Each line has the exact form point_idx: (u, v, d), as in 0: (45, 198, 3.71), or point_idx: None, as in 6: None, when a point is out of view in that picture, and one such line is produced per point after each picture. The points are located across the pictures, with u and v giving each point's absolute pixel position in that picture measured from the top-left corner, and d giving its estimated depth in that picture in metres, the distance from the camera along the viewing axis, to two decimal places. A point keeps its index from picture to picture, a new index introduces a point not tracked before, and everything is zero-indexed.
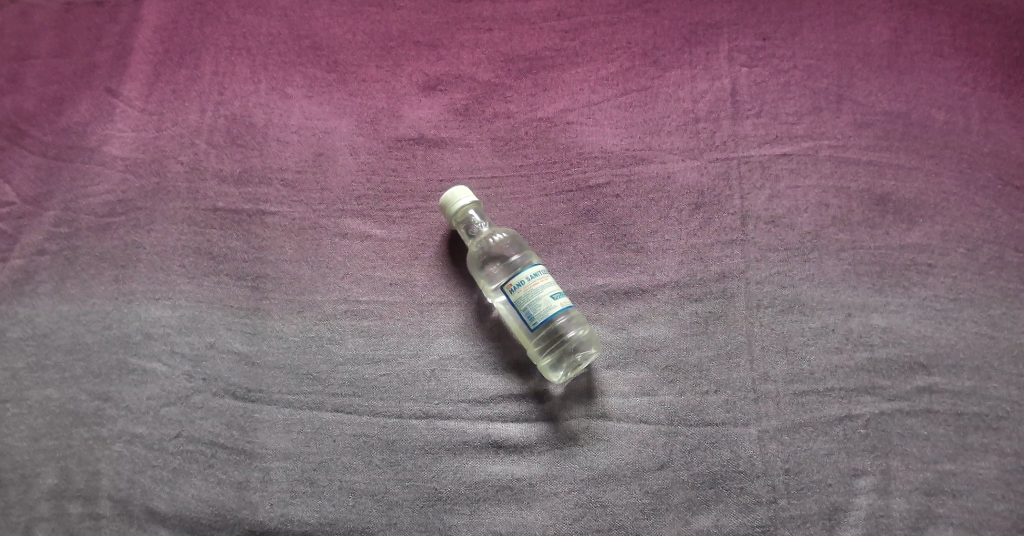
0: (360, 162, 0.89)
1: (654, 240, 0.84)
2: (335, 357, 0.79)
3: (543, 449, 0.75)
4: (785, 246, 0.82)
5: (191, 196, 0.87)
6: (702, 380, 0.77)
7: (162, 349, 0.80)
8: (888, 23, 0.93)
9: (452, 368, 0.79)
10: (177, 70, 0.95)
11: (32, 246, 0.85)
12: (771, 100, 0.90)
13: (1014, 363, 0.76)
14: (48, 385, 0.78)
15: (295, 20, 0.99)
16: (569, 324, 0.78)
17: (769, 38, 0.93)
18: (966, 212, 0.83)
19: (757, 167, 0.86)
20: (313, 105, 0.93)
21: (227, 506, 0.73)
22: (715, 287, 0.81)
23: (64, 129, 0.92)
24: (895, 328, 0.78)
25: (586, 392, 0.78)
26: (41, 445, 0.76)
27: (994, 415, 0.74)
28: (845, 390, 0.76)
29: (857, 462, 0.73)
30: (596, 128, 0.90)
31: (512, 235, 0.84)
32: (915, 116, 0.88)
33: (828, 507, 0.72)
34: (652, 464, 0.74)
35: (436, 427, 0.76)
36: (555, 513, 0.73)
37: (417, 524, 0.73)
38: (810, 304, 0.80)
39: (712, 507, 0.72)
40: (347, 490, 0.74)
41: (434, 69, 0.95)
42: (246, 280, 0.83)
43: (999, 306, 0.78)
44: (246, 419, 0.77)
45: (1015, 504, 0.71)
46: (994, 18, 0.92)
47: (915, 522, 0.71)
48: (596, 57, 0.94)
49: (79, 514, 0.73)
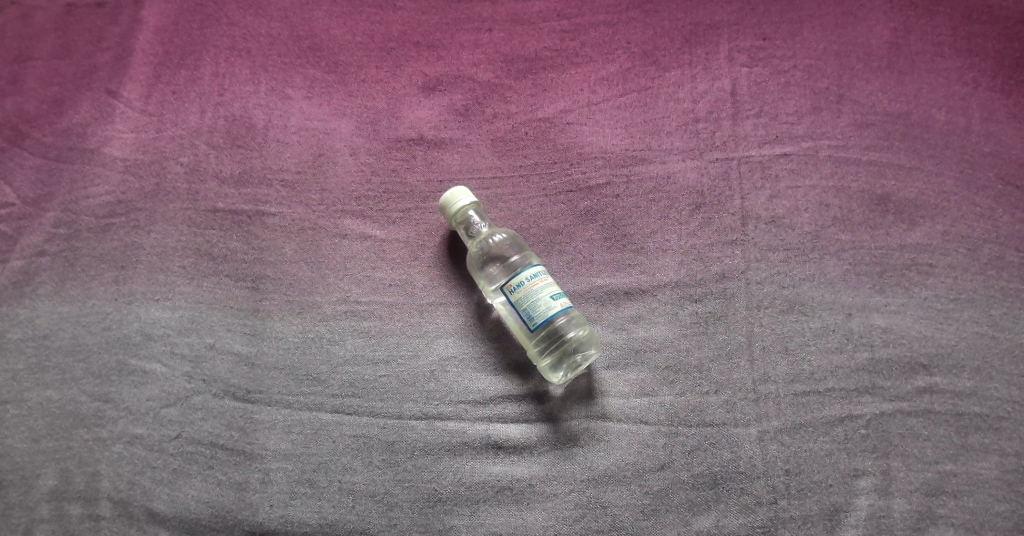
0: (360, 162, 0.89)
1: (654, 240, 0.84)
2: (335, 357, 0.79)
3: (543, 450, 0.75)
4: (786, 246, 0.82)
5: (190, 197, 0.87)
6: (702, 380, 0.77)
7: (162, 350, 0.80)
8: (888, 23, 0.93)
9: (452, 369, 0.79)
10: (177, 71, 0.96)
11: (32, 247, 0.85)
12: (771, 100, 0.90)
13: (1014, 363, 0.76)
14: (48, 387, 0.78)
15: (296, 22, 0.99)
16: (569, 325, 0.78)
17: (769, 38, 0.93)
18: (966, 213, 0.83)
19: (757, 167, 0.86)
20: (313, 105, 0.93)
21: (226, 507, 0.73)
22: (715, 288, 0.81)
23: (64, 131, 0.92)
24: (895, 328, 0.78)
25: (586, 393, 0.78)
26: (41, 446, 0.76)
27: (995, 415, 0.74)
28: (845, 390, 0.76)
29: (857, 463, 0.73)
30: (596, 129, 0.90)
31: (512, 235, 0.84)
32: (916, 116, 0.88)
33: (828, 507, 0.71)
34: (652, 465, 0.74)
35: (436, 428, 0.76)
36: (555, 513, 0.73)
37: (417, 525, 0.73)
38: (810, 304, 0.79)
39: (712, 508, 0.72)
40: (346, 491, 0.74)
41: (434, 70, 0.95)
42: (246, 281, 0.83)
43: (999, 307, 0.78)
44: (246, 420, 0.77)
45: (1015, 505, 0.71)
46: (994, 18, 0.92)
47: (916, 522, 0.71)
48: (596, 57, 0.94)
49: (79, 516, 0.73)
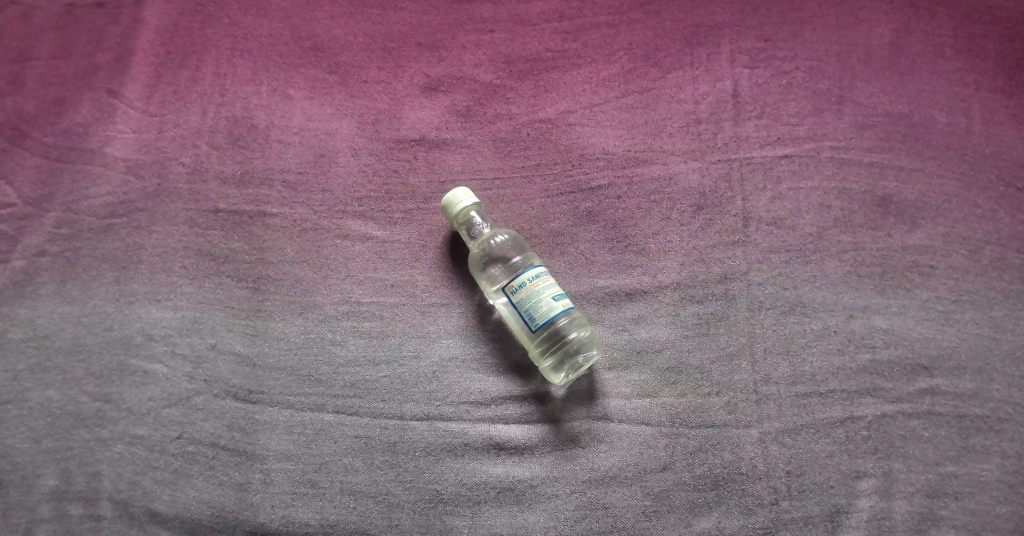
0: (362, 162, 0.89)
1: (655, 241, 0.84)
2: (337, 358, 0.79)
3: (544, 451, 0.75)
4: (787, 247, 0.82)
5: (191, 197, 0.87)
6: (703, 381, 0.77)
7: (163, 350, 0.80)
8: (889, 25, 0.93)
9: (453, 370, 0.79)
10: (178, 71, 0.96)
11: (33, 247, 0.85)
12: (772, 102, 0.90)
13: (1015, 364, 0.76)
14: (48, 387, 0.78)
15: (297, 22, 0.99)
16: (570, 326, 0.78)
17: (771, 39, 0.93)
18: (967, 214, 0.83)
19: (759, 169, 0.86)
20: (314, 106, 0.93)
21: (227, 508, 0.73)
22: (716, 289, 0.81)
23: (65, 131, 0.92)
24: (896, 329, 0.78)
25: (587, 394, 0.78)
26: (41, 446, 0.76)
27: (995, 417, 0.74)
28: (846, 392, 0.76)
29: (858, 464, 0.73)
30: (598, 130, 0.90)
31: (513, 236, 0.84)
32: (917, 118, 0.88)
33: (830, 508, 0.71)
34: (653, 466, 0.74)
35: (437, 429, 0.76)
36: (556, 514, 0.73)
37: (418, 525, 0.73)
38: (811, 305, 0.79)
39: (713, 509, 0.72)
40: (347, 491, 0.74)
41: (435, 70, 0.95)
42: (247, 281, 0.83)
43: (1000, 308, 0.78)
44: (247, 420, 0.77)
45: (1016, 506, 0.71)
46: (994, 20, 0.93)
47: (917, 524, 0.71)
48: (597, 58, 0.94)
49: (79, 516, 0.73)
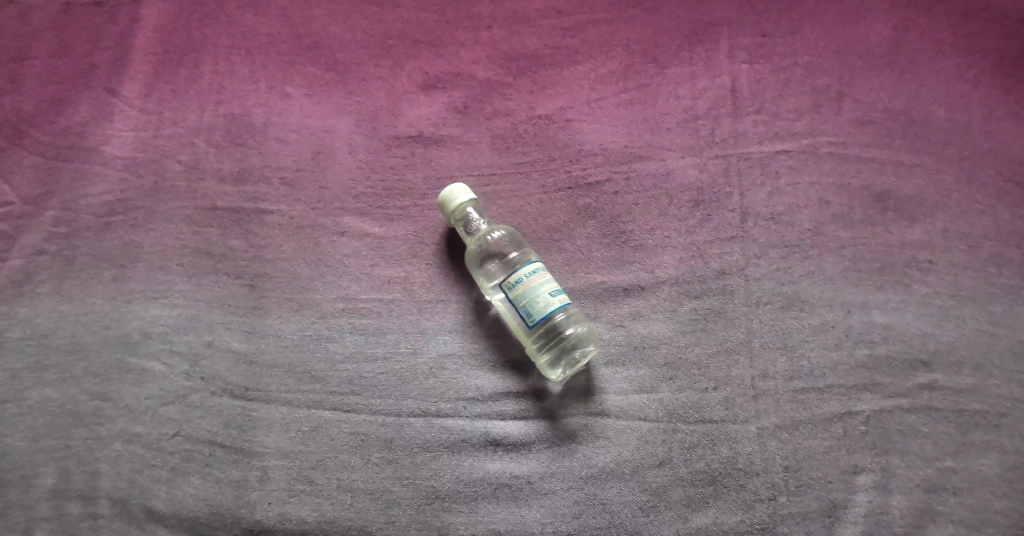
0: (360, 160, 0.89)
1: (653, 237, 0.84)
2: (335, 355, 0.79)
3: (542, 447, 0.75)
4: (786, 242, 0.82)
5: (189, 195, 0.88)
6: (701, 377, 0.77)
7: (161, 349, 0.80)
8: (888, 21, 0.93)
9: (451, 367, 0.79)
10: (177, 69, 0.96)
11: (32, 245, 0.85)
12: (771, 97, 0.90)
13: (1015, 361, 0.76)
14: (47, 386, 0.78)
15: (295, 20, 0.99)
16: (567, 322, 0.78)
17: (769, 36, 0.93)
18: (966, 209, 0.82)
19: (757, 165, 0.86)
20: (312, 105, 0.93)
21: (225, 505, 0.73)
22: (714, 285, 0.80)
23: (64, 129, 0.92)
24: (895, 325, 0.78)
25: (584, 390, 0.77)
26: (40, 444, 0.75)
27: (995, 412, 0.74)
28: (845, 387, 0.76)
29: (857, 459, 0.73)
30: (596, 126, 0.90)
31: (511, 232, 0.84)
32: (916, 113, 0.88)
33: (828, 504, 0.71)
34: (651, 462, 0.74)
35: (434, 425, 0.76)
36: (553, 511, 0.72)
37: (415, 523, 0.72)
38: (809, 301, 0.79)
39: (711, 505, 0.72)
40: (345, 488, 0.73)
41: (433, 68, 0.95)
42: (245, 279, 0.83)
43: (1000, 304, 0.78)
44: (244, 417, 0.77)
45: (1017, 502, 0.70)
46: (993, 17, 0.93)
47: (916, 520, 0.70)
48: (595, 55, 0.94)
49: (78, 514, 0.72)
